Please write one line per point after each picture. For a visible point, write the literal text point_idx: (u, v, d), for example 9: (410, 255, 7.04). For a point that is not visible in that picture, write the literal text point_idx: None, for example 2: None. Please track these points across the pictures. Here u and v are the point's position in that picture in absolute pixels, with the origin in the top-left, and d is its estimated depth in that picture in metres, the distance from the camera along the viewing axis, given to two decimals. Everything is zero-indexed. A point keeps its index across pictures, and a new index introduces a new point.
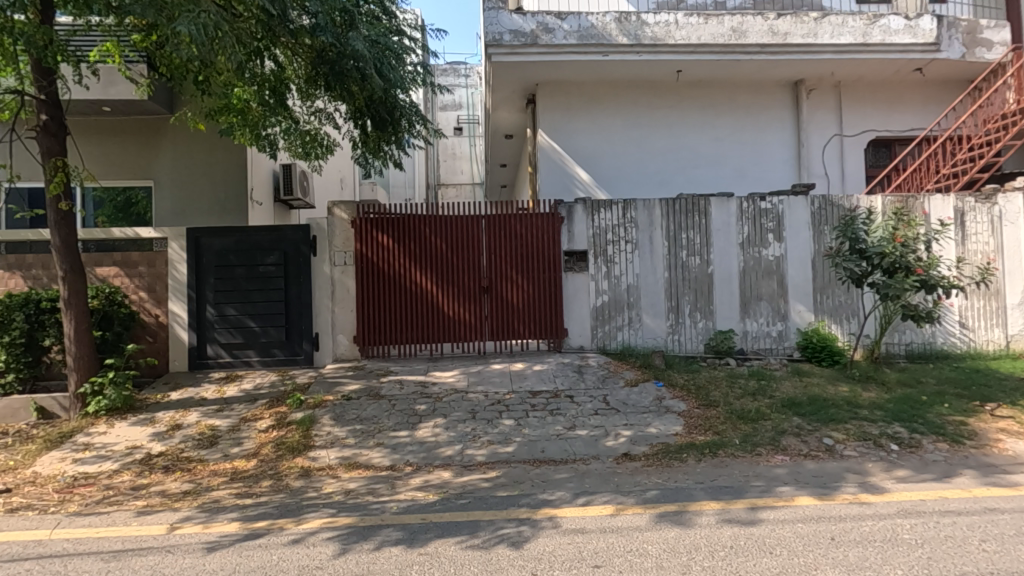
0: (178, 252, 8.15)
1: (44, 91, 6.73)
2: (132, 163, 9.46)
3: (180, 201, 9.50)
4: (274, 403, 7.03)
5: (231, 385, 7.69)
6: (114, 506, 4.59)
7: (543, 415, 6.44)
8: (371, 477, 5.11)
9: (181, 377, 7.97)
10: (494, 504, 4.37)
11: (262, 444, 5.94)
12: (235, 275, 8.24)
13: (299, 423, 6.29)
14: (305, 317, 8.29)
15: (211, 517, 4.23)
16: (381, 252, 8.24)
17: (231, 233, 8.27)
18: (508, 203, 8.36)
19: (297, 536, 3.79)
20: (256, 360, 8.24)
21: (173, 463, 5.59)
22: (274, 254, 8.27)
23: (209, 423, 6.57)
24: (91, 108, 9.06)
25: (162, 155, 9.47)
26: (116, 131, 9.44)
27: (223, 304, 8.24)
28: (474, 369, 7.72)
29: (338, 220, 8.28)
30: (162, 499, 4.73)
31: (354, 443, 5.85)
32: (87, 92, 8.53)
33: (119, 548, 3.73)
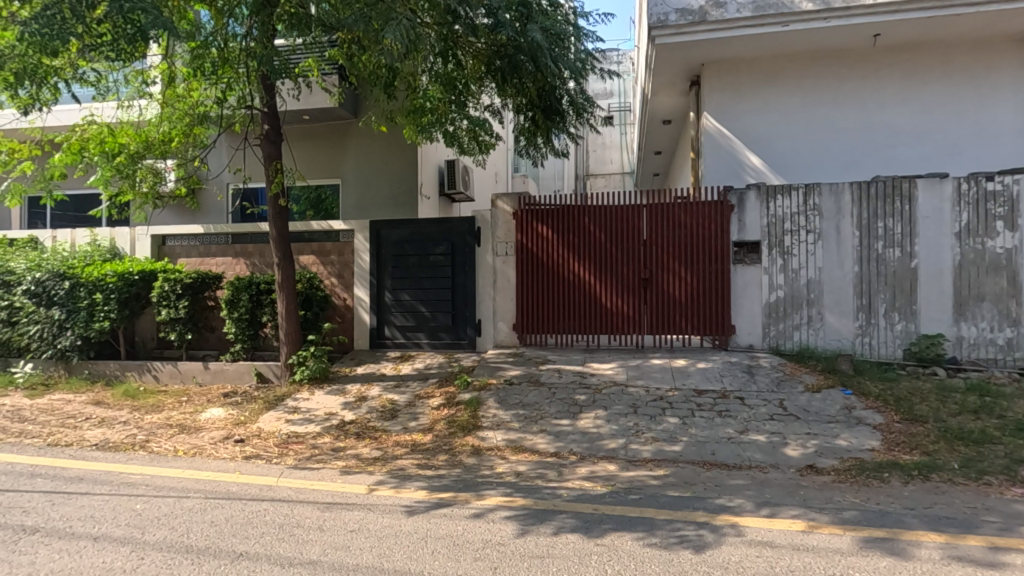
0: (363, 242, 9.09)
1: (268, 104, 7.91)
2: (324, 164, 10.76)
3: (362, 196, 10.59)
4: (444, 383, 7.56)
5: (405, 364, 8.42)
6: (321, 464, 5.27)
7: (711, 416, 6.08)
8: (537, 462, 5.24)
9: (364, 354, 8.91)
10: (666, 503, 4.21)
11: (435, 421, 6.42)
12: (409, 263, 8.99)
13: (467, 404, 6.67)
14: (469, 304, 8.78)
15: (401, 482, 4.66)
16: (541, 243, 8.41)
17: (406, 224, 9.01)
18: (671, 192, 8.01)
19: (478, 511, 4.01)
20: (426, 342, 8.92)
21: (363, 431, 6.28)
22: (443, 244, 8.87)
23: (389, 397, 7.27)
24: (296, 118, 10.50)
25: (348, 156, 10.64)
26: (312, 137, 10.81)
27: (398, 290, 9.03)
28: (633, 363, 7.54)
29: (501, 212, 8.61)
30: (357, 462, 5.32)
31: (518, 427, 6.05)
32: (295, 103, 9.90)
33: (331, 501, 4.27)
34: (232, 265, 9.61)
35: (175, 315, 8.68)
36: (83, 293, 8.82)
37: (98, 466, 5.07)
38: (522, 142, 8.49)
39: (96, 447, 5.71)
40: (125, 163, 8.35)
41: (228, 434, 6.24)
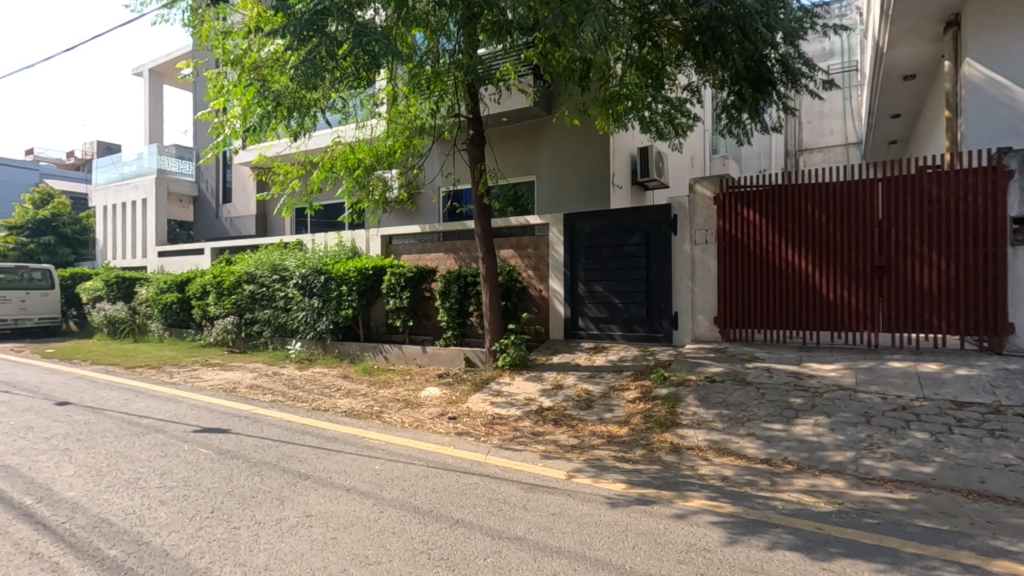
0: (557, 235, 9.33)
1: (473, 110, 8.62)
2: (521, 162, 11.33)
3: (556, 190, 10.89)
4: (639, 376, 7.41)
5: (599, 355, 8.46)
6: (523, 446, 5.57)
7: (978, 435, 4.91)
8: (746, 468, 4.82)
9: (559, 344, 9.18)
10: (915, 534, 3.52)
11: (631, 414, 6.32)
12: (603, 255, 8.98)
13: (665, 399, 6.43)
14: (665, 296, 8.44)
15: (599, 473, 4.69)
16: (747, 229, 7.69)
17: (599, 216, 9.02)
18: (917, 161, 6.66)
19: (681, 512, 3.84)
20: (619, 334, 8.84)
21: (560, 418, 6.48)
22: (637, 234, 8.68)
23: (585, 387, 7.38)
24: (496, 121, 11.27)
25: (542, 152, 11.04)
26: (510, 137, 11.46)
27: (592, 281, 9.09)
28: (864, 365, 6.47)
29: (700, 197, 8.08)
30: (556, 448, 5.51)
31: (722, 428, 5.64)
32: (496, 107, 10.62)
33: (534, 482, 4.48)
34: (444, 260, 10.73)
35: (400, 304, 10.00)
36: (334, 285, 10.67)
37: (348, 429, 6.10)
38: (725, 119, 7.86)
39: (345, 413, 6.88)
40: (363, 174, 9.79)
41: (443, 411, 6.97)
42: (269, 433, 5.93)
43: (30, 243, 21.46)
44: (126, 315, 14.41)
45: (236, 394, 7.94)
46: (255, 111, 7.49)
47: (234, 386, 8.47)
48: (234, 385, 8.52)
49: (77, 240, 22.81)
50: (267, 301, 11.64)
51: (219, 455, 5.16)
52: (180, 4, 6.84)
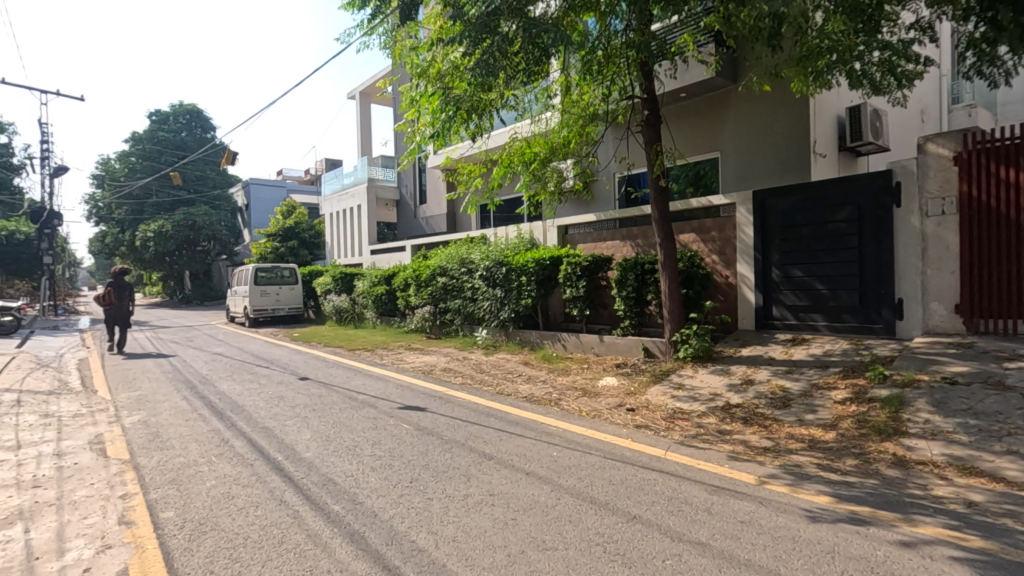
0: (745, 215, 8.47)
1: (647, 90, 8.31)
2: (703, 138, 10.57)
3: (744, 166, 9.93)
4: (850, 373, 6.40)
5: (798, 348, 7.51)
6: (707, 445, 5.19)
7: None
8: (1004, 494, 3.84)
9: (749, 335, 8.36)
10: None
11: (840, 417, 5.49)
12: (802, 235, 7.94)
13: (885, 402, 5.45)
14: (884, 281, 7.15)
15: (798, 482, 4.15)
16: (1008, 194, 6.12)
17: (797, 191, 7.98)
18: None
19: (907, 540, 3.21)
20: (824, 325, 7.74)
21: (750, 417, 5.91)
22: (847, 209, 7.48)
23: (780, 383, 6.62)
24: (673, 98, 10.72)
25: (727, 125, 10.15)
26: (690, 113, 10.76)
27: (788, 265, 8.11)
28: None
29: (934, 158, 6.67)
30: (746, 449, 5.03)
31: (967, 442, 4.59)
32: (673, 82, 10.08)
33: (719, 485, 4.15)
34: (620, 248, 10.54)
35: (577, 293, 10.08)
36: (515, 275, 11.19)
37: (528, 415, 6.35)
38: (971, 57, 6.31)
39: (526, 399, 7.17)
40: (539, 167, 10.10)
41: (621, 402, 6.85)
42: (459, 413, 6.46)
43: (282, 247, 26.52)
44: (348, 304, 16.98)
45: (432, 376, 8.83)
46: (440, 117, 8.16)
47: (430, 369, 9.43)
48: (430, 368, 9.48)
49: (314, 242, 27.53)
50: (457, 291, 12.69)
51: (418, 431, 5.77)
52: (379, 30, 7.73)
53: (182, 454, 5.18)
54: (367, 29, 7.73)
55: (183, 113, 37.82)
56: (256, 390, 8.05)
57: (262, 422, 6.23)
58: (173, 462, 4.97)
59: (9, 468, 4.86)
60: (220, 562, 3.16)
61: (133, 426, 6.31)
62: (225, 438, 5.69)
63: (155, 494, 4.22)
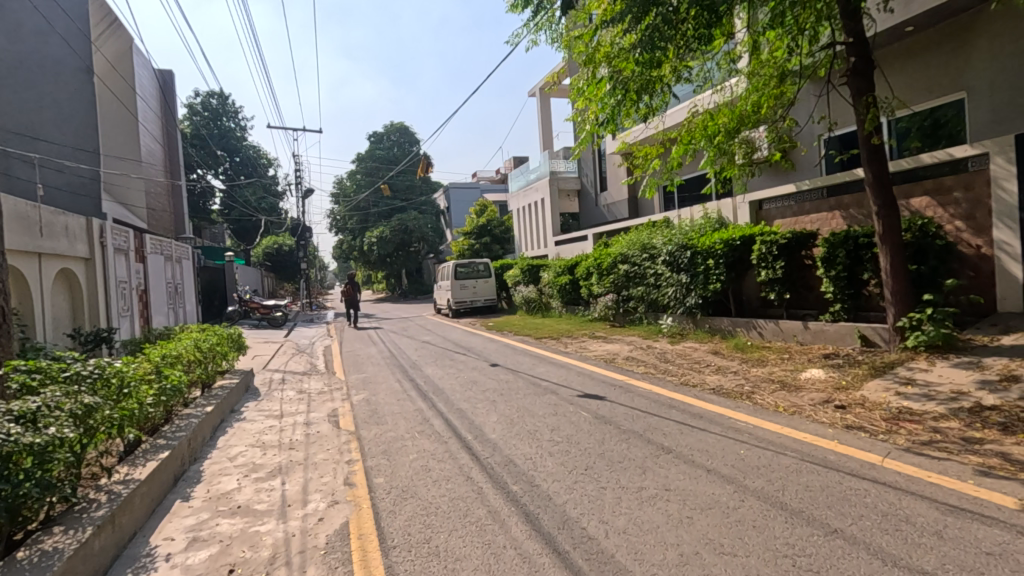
0: (1004, 167, 6.85)
1: (852, 33, 7.19)
2: (946, 76, 9.03)
3: (1005, 107, 8.28)
4: None
5: None
6: (945, 454, 4.27)
7: None
8: None
9: (1015, 320, 6.74)
10: None
11: None
12: None
13: None
14: None
15: None
16: None
17: None
18: None
19: None
20: None
21: (1012, 423, 4.75)
22: None
23: None
24: (896, 34, 9.33)
25: (977, 57, 8.55)
26: (924, 50, 9.32)
27: None
28: None
29: None
30: (1003, 463, 4.03)
31: None
32: (894, 16, 8.77)
33: (956, 505, 3.41)
34: (827, 220, 9.19)
35: (774, 275, 9.07)
36: (701, 259, 10.51)
37: (714, 408, 5.95)
38: None
39: (713, 391, 6.70)
40: (724, 140, 9.27)
41: (828, 397, 6.00)
42: (639, 403, 6.33)
43: (476, 243, 28.83)
44: (535, 294, 17.74)
45: (614, 365, 8.80)
46: (609, 103, 8.05)
47: (613, 357, 9.40)
48: (612, 357, 9.45)
49: (504, 238, 29.48)
50: (640, 278, 12.37)
51: (596, 419, 5.82)
52: (544, 24, 7.79)
53: (393, 430, 5.99)
54: (535, 27, 7.92)
55: (393, 132, 43.25)
56: (454, 375, 8.92)
57: (457, 404, 6.88)
58: (386, 435, 5.79)
59: (274, 433, 6.17)
60: (416, 526, 3.60)
61: (359, 403, 7.51)
62: (427, 416, 6.43)
63: (371, 462, 4.96)
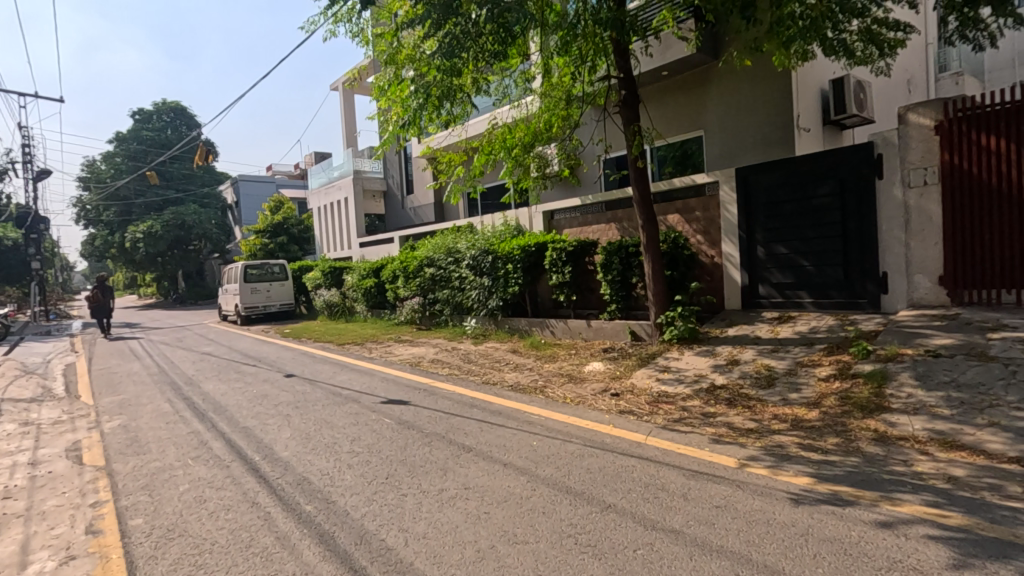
0: (729, 193, 8.60)
1: (623, 70, 8.32)
2: (689, 116, 11.00)
3: (728, 145, 10.38)
4: (834, 350, 6.56)
5: (784, 326, 7.68)
6: (690, 428, 5.16)
7: None
8: (985, 469, 3.92)
9: (736, 315, 8.49)
10: None
11: (823, 394, 5.61)
12: (786, 211, 8.12)
13: (868, 378, 5.60)
14: (869, 255, 7.34)
15: (779, 463, 4.18)
16: (991, 160, 6.28)
17: (778, 167, 8.14)
18: None
19: (885, 519, 3.24)
20: (809, 301, 7.96)
21: (734, 397, 5.95)
22: (828, 183, 7.67)
23: (765, 362, 6.74)
24: (655, 76, 11.09)
25: (710, 103, 10.59)
26: (674, 93, 11.22)
27: (773, 243, 8.28)
28: None
29: (914, 128, 6.82)
30: (729, 431, 5.02)
31: (951, 416, 4.71)
32: (653, 60, 10.45)
33: (697, 469, 4.14)
34: (605, 231, 10.47)
35: (563, 279, 10.00)
36: (501, 263, 11.10)
37: (511, 404, 6.30)
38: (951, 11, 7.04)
39: (511, 388, 7.10)
40: (521, 153, 9.93)
41: (606, 387, 6.81)
42: (442, 405, 6.39)
43: (270, 243, 26.31)
44: (338, 298, 16.84)
45: (419, 368, 8.77)
46: (411, 105, 8.04)
47: (419, 360, 9.37)
48: (418, 360, 9.42)
49: (303, 238, 27.46)
50: (445, 281, 12.57)
51: (399, 424, 5.72)
52: (344, 16, 7.47)
53: (157, 459, 5.09)
54: (333, 18, 7.55)
55: (165, 111, 37.33)
56: (241, 389, 7.97)
57: (242, 422, 6.14)
58: (148, 466, 4.89)
59: None
60: (185, 570, 3.10)
61: (112, 431, 6.23)
62: (203, 439, 5.61)
63: (125, 501, 4.14)
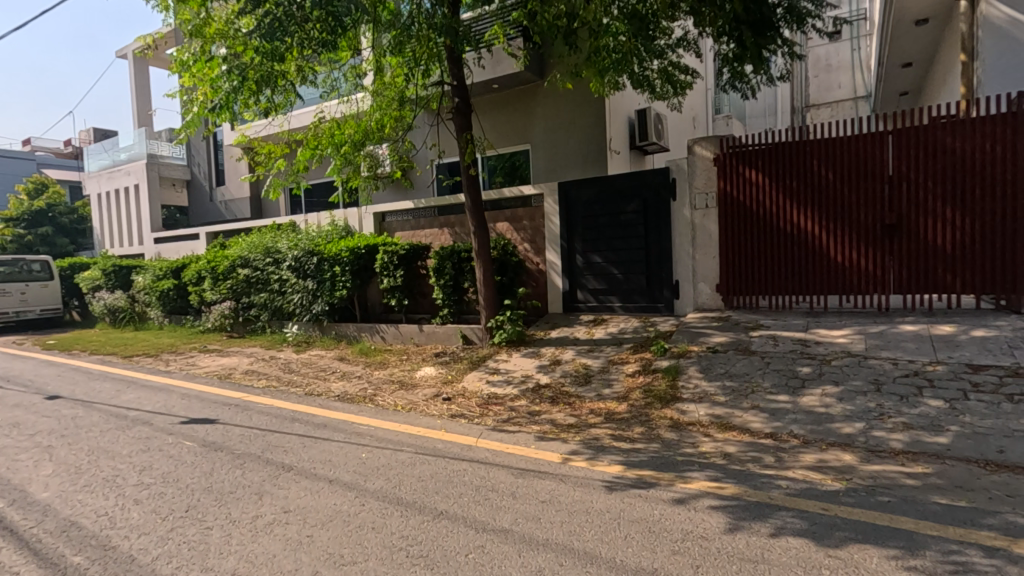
0: (553, 206, 9.25)
1: (456, 78, 8.43)
2: (517, 130, 11.57)
3: (552, 160, 11.16)
4: (639, 348, 7.42)
5: (598, 328, 8.47)
6: (517, 427, 5.39)
7: (996, 401, 4.90)
8: (750, 444, 4.75)
9: (558, 318, 9.15)
10: (932, 512, 3.40)
11: (630, 388, 6.31)
12: (600, 224, 8.95)
13: (665, 372, 6.44)
14: (665, 265, 8.45)
15: (596, 455, 4.57)
16: (753, 190, 7.69)
17: (595, 183, 8.95)
18: (912, 114, 6.73)
19: (679, 496, 3.73)
20: (619, 305, 8.88)
21: (557, 395, 6.38)
22: (634, 201, 8.66)
23: (583, 361, 7.34)
24: (486, 88, 11.46)
25: (535, 120, 11.27)
26: (503, 106, 11.71)
27: (589, 252, 9.08)
28: (875, 330, 6.48)
29: (699, 158, 8.05)
30: (552, 427, 5.36)
31: (725, 402, 5.63)
32: (484, 72, 10.79)
33: (524, 467, 4.33)
34: (437, 236, 10.51)
35: (394, 283, 9.77)
36: (327, 265, 10.44)
37: (338, 415, 5.94)
38: (725, 63, 8.47)
39: (338, 398, 6.70)
40: (350, 150, 9.47)
41: (438, 391, 6.80)
42: (257, 421, 5.77)
43: (28, 234, 21.36)
44: (125, 303, 14.31)
45: (230, 380, 7.82)
46: (221, 87, 7.21)
47: (229, 372, 8.35)
48: (228, 372, 8.41)
49: (77, 230, 22.83)
50: (262, 284, 11.44)
51: (204, 447, 5.02)
52: None
53: None
54: None
55: None
56: None
57: None
58: None
59: None
60: None
61: None
62: None
63: None
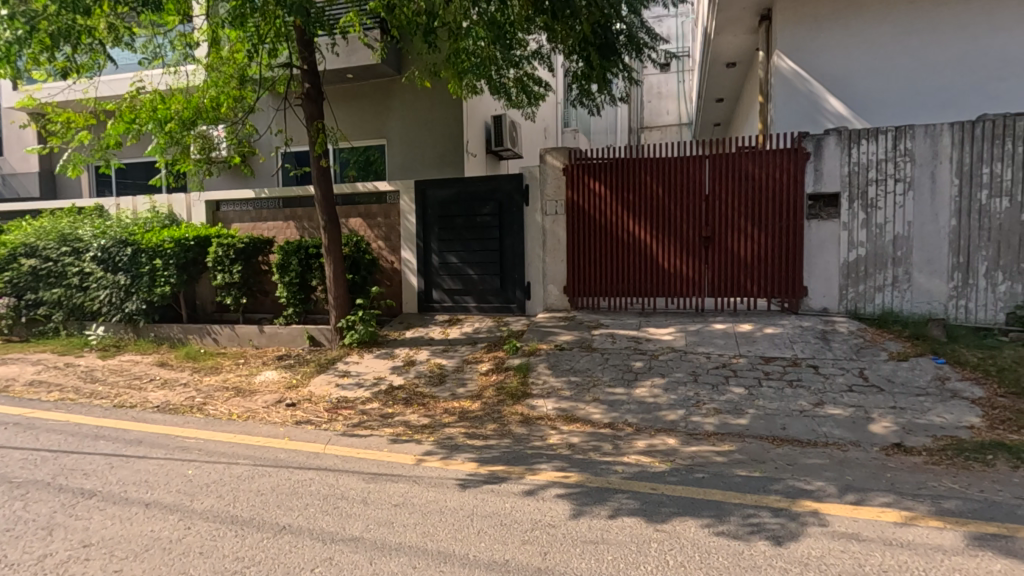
0: (409, 204, 9.11)
1: (307, 62, 7.85)
2: (372, 124, 11.18)
3: (408, 157, 10.97)
4: (492, 347, 7.61)
5: (453, 328, 8.52)
6: (369, 431, 5.20)
7: (781, 386, 5.91)
8: (592, 434, 5.14)
9: (412, 318, 9.03)
10: (735, 483, 3.99)
11: (484, 387, 6.45)
12: (456, 225, 9.02)
13: (516, 370, 6.69)
14: (518, 266, 8.78)
15: (450, 454, 4.59)
16: (595, 199, 8.33)
17: (451, 184, 8.99)
18: (723, 142, 7.81)
19: (529, 488, 3.91)
20: (473, 305, 9.02)
21: (411, 396, 6.29)
22: (490, 204, 8.87)
23: (437, 361, 7.33)
24: (340, 77, 10.90)
25: (392, 115, 11.00)
26: (358, 98, 11.24)
27: (445, 252, 9.10)
28: (694, 328, 7.43)
29: (550, 167, 8.51)
30: (406, 429, 5.26)
31: (570, 396, 6.02)
32: (338, 60, 10.26)
33: (376, 471, 4.20)
34: (282, 229, 9.76)
35: (230, 279, 8.84)
36: (145, 258, 9.09)
37: (157, 428, 5.19)
38: (575, 80, 9.07)
39: (157, 409, 5.86)
40: (177, 128, 8.34)
41: (281, 397, 6.29)
42: (47, 442, 4.82)
43: None
44: None
45: (7, 394, 6.42)
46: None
47: (6, 384, 6.84)
48: (6, 383, 6.90)
49: None
50: (56, 277, 9.58)
51: None
52: None
53: None
54: None
55: None
56: None
57: None
58: None
59: None
60: None
61: None
62: None
63: None
